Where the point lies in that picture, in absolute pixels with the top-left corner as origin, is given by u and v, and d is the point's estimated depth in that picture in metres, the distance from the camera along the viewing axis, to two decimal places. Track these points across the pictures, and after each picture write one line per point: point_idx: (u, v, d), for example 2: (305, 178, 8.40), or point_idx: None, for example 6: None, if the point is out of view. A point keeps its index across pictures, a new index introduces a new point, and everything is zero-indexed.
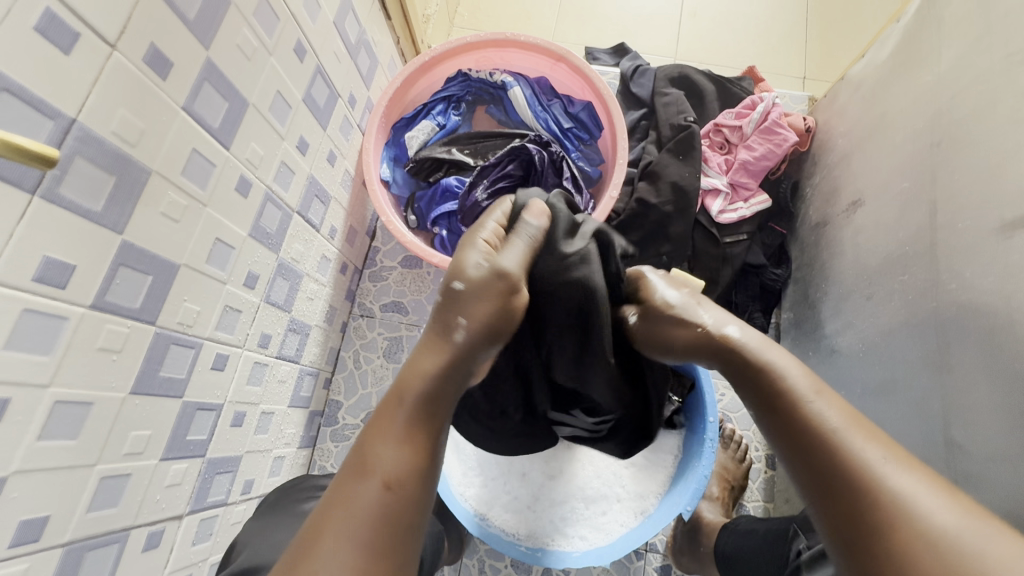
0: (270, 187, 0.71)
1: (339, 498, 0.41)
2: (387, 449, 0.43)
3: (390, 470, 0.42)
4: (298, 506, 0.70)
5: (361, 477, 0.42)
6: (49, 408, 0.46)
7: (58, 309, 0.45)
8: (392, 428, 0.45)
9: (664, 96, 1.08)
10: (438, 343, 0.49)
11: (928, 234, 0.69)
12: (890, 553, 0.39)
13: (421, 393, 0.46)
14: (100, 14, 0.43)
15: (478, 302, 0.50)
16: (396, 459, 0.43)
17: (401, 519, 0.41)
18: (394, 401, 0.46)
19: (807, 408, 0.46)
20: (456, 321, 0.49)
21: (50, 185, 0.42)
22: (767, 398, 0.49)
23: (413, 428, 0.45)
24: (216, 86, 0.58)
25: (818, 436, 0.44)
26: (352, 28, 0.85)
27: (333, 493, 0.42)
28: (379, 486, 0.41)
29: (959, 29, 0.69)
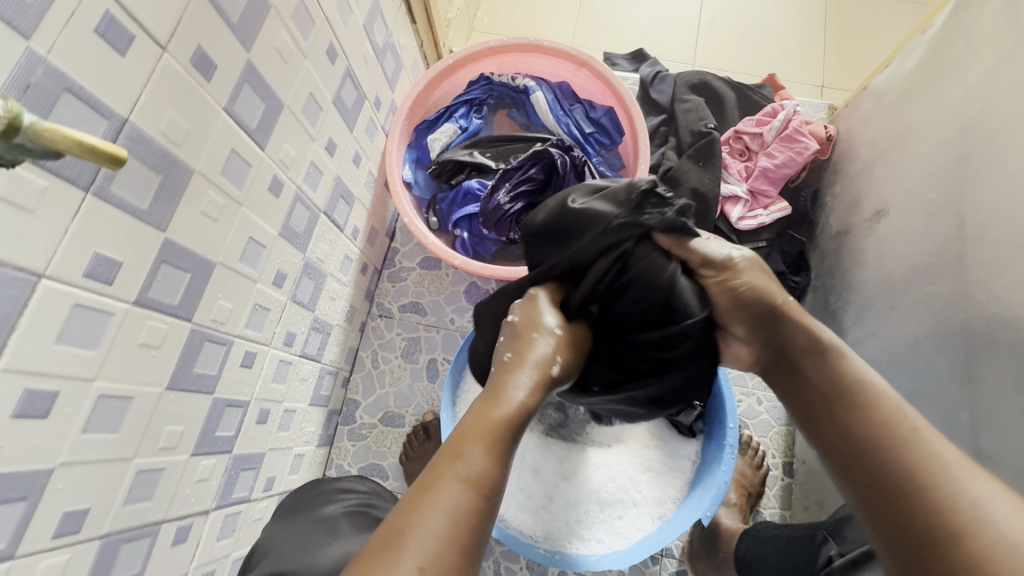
0: (300, 188, 0.72)
1: (425, 495, 0.41)
2: (477, 454, 0.44)
3: (480, 476, 0.43)
4: (319, 510, 0.71)
5: (450, 477, 0.42)
6: (94, 402, 0.47)
7: (105, 304, 0.46)
8: (480, 435, 0.45)
9: (685, 102, 1.09)
10: (525, 368, 0.52)
11: (956, 245, 0.70)
12: (955, 555, 0.40)
13: (511, 410, 0.48)
14: (154, 18, 0.44)
15: (565, 346, 0.57)
16: (484, 467, 0.43)
17: (479, 528, 0.41)
18: (482, 412, 0.48)
19: (889, 410, 0.48)
20: (553, 357, 0.55)
21: (103, 183, 0.43)
22: (838, 393, 0.52)
23: (501, 439, 0.46)
24: (256, 88, 0.59)
25: (896, 436, 0.47)
26: (380, 32, 0.86)
27: (419, 489, 0.41)
28: (466, 488, 0.41)
29: (989, 42, 0.70)
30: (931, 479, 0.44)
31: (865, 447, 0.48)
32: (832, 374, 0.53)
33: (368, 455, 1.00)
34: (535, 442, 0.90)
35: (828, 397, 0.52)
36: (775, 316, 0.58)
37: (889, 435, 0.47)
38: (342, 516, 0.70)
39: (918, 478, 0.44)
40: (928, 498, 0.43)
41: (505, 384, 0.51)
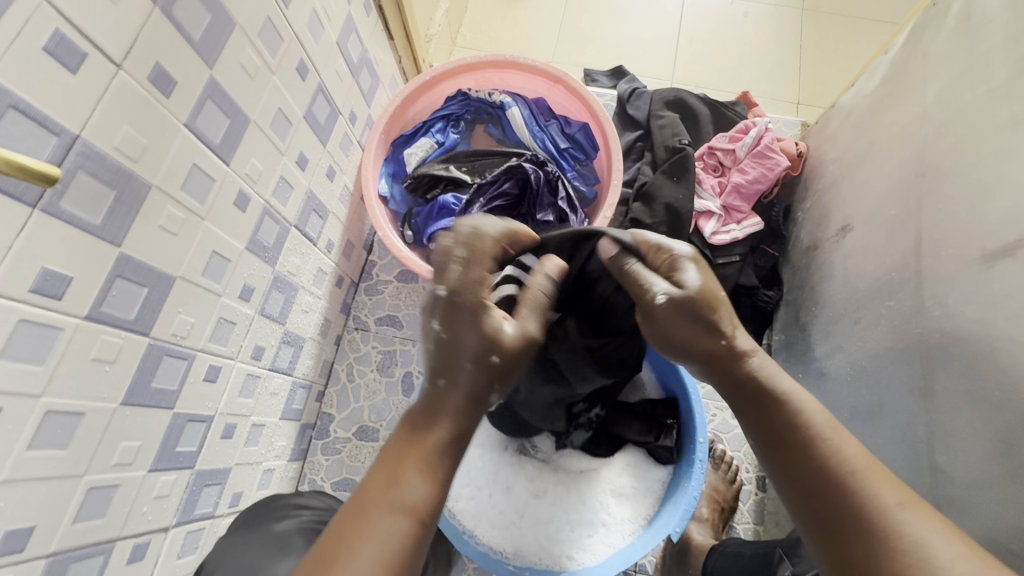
0: (268, 202, 0.72)
1: (357, 527, 0.42)
2: (416, 482, 0.45)
3: (418, 503, 0.44)
4: (271, 526, 0.70)
5: (383, 512, 0.43)
6: (41, 417, 0.46)
7: (53, 319, 0.45)
8: (418, 458, 0.46)
9: (660, 118, 1.10)
10: (456, 393, 0.50)
11: (914, 261, 0.71)
12: None
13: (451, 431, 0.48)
14: (108, 36, 0.44)
15: (507, 370, 0.51)
16: (423, 492, 0.45)
17: (422, 550, 0.43)
18: (418, 436, 0.48)
19: (824, 446, 0.47)
20: (489, 389, 0.50)
21: (51, 200, 0.43)
22: (776, 435, 0.50)
23: (431, 462, 0.46)
24: (219, 103, 0.59)
25: (833, 476, 0.45)
26: (355, 47, 0.87)
27: (352, 520, 0.43)
28: (406, 517, 0.43)
29: (945, 63, 0.72)
30: (875, 534, 0.42)
31: (798, 491, 0.47)
32: (766, 407, 0.51)
33: (342, 469, 0.99)
34: (508, 459, 0.90)
35: (765, 440, 0.50)
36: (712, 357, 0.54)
37: (824, 480, 0.46)
38: (295, 532, 0.69)
39: (859, 527, 0.43)
40: (868, 549, 0.42)
41: (442, 401, 0.50)
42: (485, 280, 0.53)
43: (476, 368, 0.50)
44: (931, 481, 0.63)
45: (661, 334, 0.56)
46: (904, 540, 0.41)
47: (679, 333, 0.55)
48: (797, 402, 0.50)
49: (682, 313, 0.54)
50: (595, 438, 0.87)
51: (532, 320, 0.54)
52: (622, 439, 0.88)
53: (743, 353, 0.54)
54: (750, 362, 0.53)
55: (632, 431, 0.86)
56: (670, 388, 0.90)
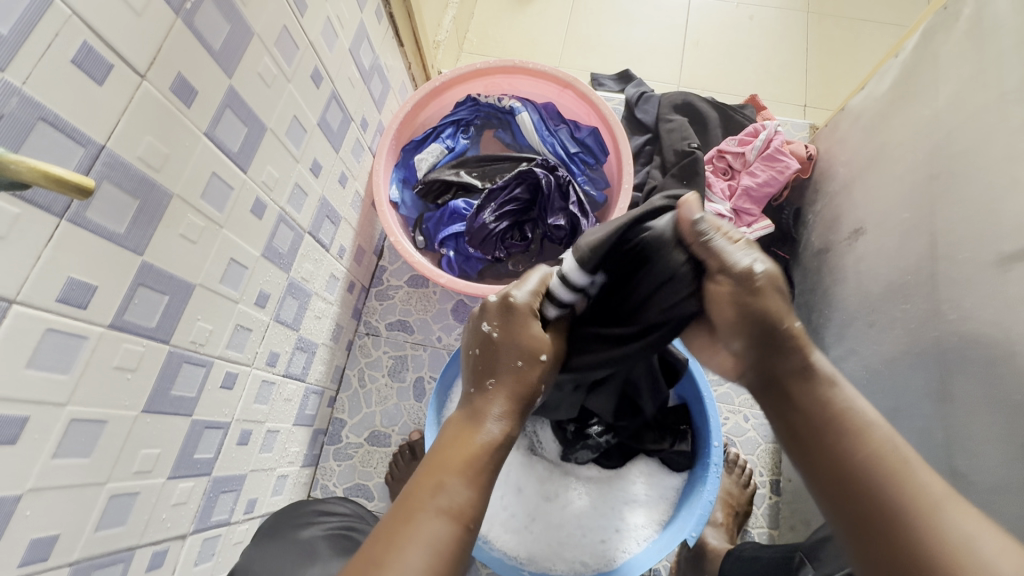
0: (283, 209, 0.73)
1: (404, 528, 0.44)
2: (462, 487, 0.47)
3: (464, 507, 0.46)
4: (298, 532, 0.71)
5: (431, 512, 0.45)
6: (65, 426, 0.46)
7: (78, 328, 0.46)
8: (466, 463, 0.48)
9: (669, 122, 1.10)
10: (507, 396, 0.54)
11: (929, 263, 0.71)
12: None
13: (496, 439, 0.51)
14: (133, 47, 0.45)
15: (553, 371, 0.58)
16: (470, 496, 0.47)
17: (462, 559, 0.45)
18: (468, 443, 0.50)
19: (872, 438, 0.47)
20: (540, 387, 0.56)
21: (78, 210, 0.43)
22: (820, 423, 0.49)
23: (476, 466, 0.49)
24: (237, 112, 0.60)
25: (882, 467, 0.46)
26: (367, 54, 0.88)
27: (397, 523, 0.44)
28: (452, 521, 0.45)
29: (957, 66, 0.72)
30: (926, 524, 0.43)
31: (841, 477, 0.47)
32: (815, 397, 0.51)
33: (354, 475, 0.99)
34: (519, 459, 0.89)
35: (809, 427, 0.50)
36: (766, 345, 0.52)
37: (866, 468, 0.46)
38: (321, 539, 0.70)
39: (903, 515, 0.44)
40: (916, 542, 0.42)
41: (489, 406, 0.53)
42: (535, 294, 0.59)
43: (528, 367, 0.55)
44: (951, 485, 0.63)
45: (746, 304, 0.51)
46: (952, 534, 0.42)
47: (769, 311, 0.51)
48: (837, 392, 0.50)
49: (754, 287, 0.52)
50: (605, 451, 0.88)
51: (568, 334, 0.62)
52: (631, 451, 0.88)
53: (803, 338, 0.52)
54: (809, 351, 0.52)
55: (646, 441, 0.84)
56: (684, 394, 0.89)
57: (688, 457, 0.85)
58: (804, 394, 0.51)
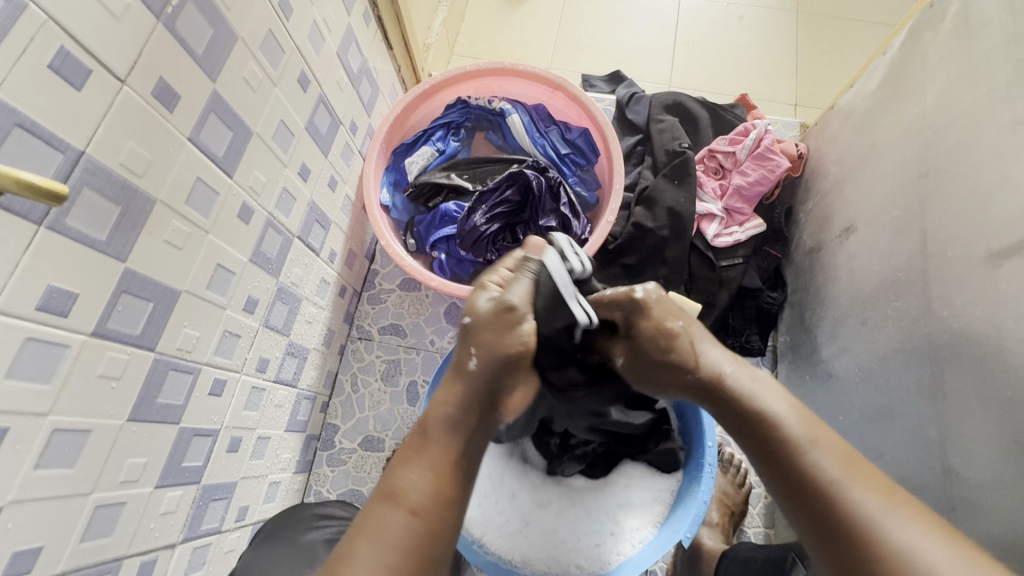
0: (271, 214, 0.72)
1: (366, 520, 0.48)
2: (414, 477, 0.50)
3: (413, 495, 0.49)
4: (303, 536, 0.71)
5: (389, 506, 0.48)
6: (47, 436, 0.46)
7: (59, 337, 0.45)
8: (420, 456, 0.52)
9: (660, 122, 1.10)
10: (452, 378, 0.59)
11: (920, 261, 0.71)
12: None
13: (448, 423, 0.55)
14: (111, 52, 0.44)
15: (483, 331, 0.60)
16: (422, 483, 0.50)
17: (424, 543, 0.47)
18: (419, 439, 0.54)
19: (805, 457, 0.49)
20: (469, 351, 0.59)
21: (57, 217, 0.43)
22: (763, 444, 0.51)
23: (433, 460, 0.52)
24: (222, 117, 0.59)
25: (815, 483, 0.47)
26: (355, 58, 0.87)
27: (362, 518, 0.48)
28: (403, 511, 0.48)
29: (944, 64, 0.72)
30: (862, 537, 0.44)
31: (790, 495, 0.49)
32: (752, 421, 0.53)
33: (348, 480, 0.99)
34: (513, 465, 0.89)
35: (755, 447, 0.52)
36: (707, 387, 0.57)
37: (807, 486, 0.48)
38: (321, 545, 0.70)
39: (841, 532, 0.45)
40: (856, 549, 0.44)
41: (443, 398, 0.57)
42: (501, 275, 0.67)
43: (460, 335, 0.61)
44: (945, 482, 0.63)
45: (645, 373, 0.64)
46: (888, 542, 0.43)
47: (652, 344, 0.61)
48: (785, 406, 0.52)
49: (642, 348, 0.63)
50: (591, 461, 0.88)
51: (518, 295, 0.63)
52: (616, 458, 0.88)
53: (713, 376, 0.57)
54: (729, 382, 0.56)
55: (628, 445, 0.86)
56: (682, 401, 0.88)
57: (675, 462, 0.86)
58: (749, 415, 0.53)
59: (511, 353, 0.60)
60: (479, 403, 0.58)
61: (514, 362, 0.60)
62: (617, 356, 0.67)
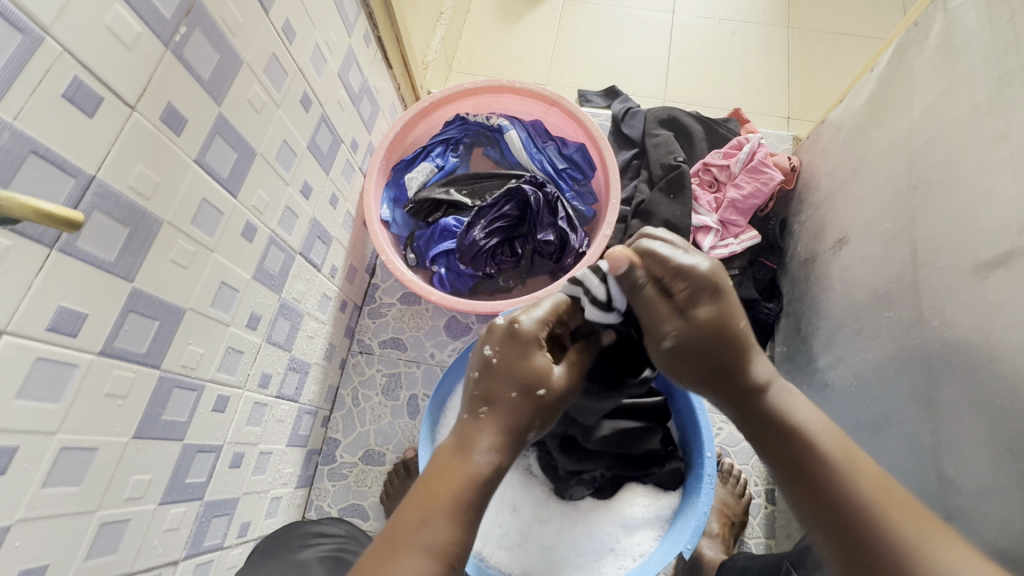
0: (274, 232, 0.74)
1: (386, 567, 0.44)
2: (439, 522, 0.47)
3: (441, 541, 0.46)
4: (293, 554, 0.72)
5: (412, 552, 0.45)
6: (56, 455, 0.47)
7: (69, 356, 0.46)
8: (442, 498, 0.48)
9: (654, 137, 1.12)
10: (492, 429, 0.52)
11: (911, 272, 0.72)
12: None
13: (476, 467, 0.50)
14: (122, 80, 0.46)
15: (550, 410, 0.55)
16: (448, 534, 0.46)
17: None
18: (445, 481, 0.49)
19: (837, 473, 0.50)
20: (529, 427, 0.54)
21: (68, 239, 0.44)
22: (799, 462, 0.52)
23: (458, 507, 0.48)
24: (228, 138, 0.61)
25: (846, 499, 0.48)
26: (356, 77, 0.89)
27: (378, 566, 0.44)
28: (432, 560, 0.45)
29: (929, 80, 0.74)
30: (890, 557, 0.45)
31: (820, 513, 0.49)
32: (785, 434, 0.53)
33: (349, 495, 0.99)
34: (517, 478, 0.89)
35: (787, 465, 0.52)
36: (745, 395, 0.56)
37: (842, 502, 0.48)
38: (315, 561, 0.71)
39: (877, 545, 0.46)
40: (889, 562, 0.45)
41: (473, 442, 0.51)
42: (547, 323, 0.59)
43: (527, 405, 0.54)
44: (939, 491, 0.63)
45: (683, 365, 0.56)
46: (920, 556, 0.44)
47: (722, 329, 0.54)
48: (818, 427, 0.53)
49: (699, 336, 0.54)
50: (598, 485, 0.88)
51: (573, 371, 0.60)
52: (621, 479, 0.89)
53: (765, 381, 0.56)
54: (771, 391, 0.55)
55: (633, 469, 0.86)
56: (682, 419, 0.89)
57: (677, 479, 0.86)
58: (782, 433, 0.53)
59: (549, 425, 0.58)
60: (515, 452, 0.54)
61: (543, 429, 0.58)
62: (664, 336, 0.56)
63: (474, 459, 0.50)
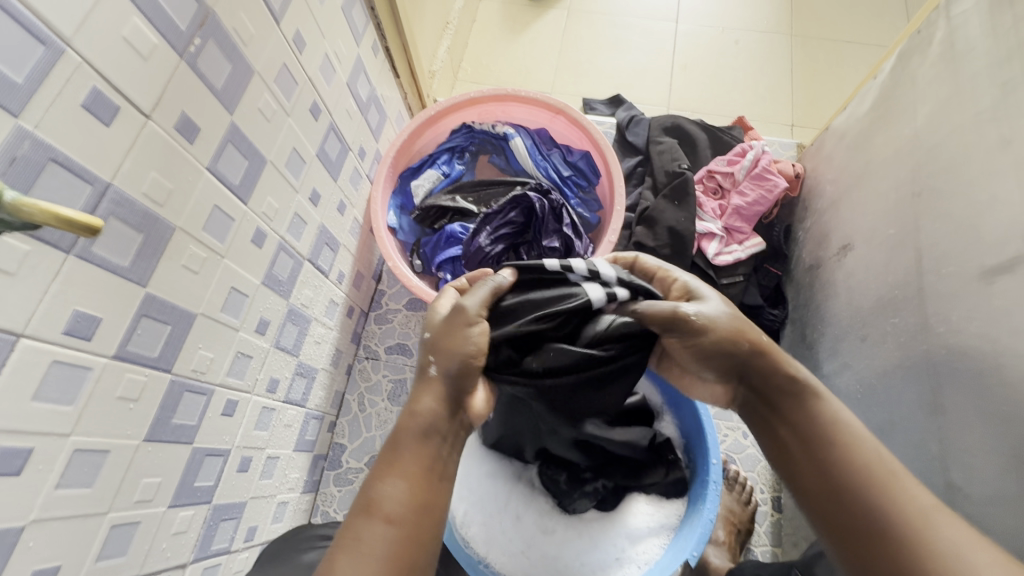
0: (283, 238, 0.74)
1: (350, 541, 0.47)
2: (392, 486, 0.50)
3: (391, 506, 0.49)
4: (298, 557, 0.72)
5: (370, 515, 0.48)
6: (69, 456, 0.47)
7: (83, 360, 0.47)
8: (395, 465, 0.51)
9: (659, 144, 1.13)
10: (422, 389, 0.54)
11: (916, 278, 0.72)
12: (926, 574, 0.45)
13: (417, 429, 0.52)
14: (137, 90, 0.47)
15: (438, 340, 0.56)
16: (401, 493, 0.49)
17: (407, 546, 0.48)
18: (392, 444, 0.52)
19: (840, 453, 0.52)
20: (428, 359, 0.56)
21: (85, 245, 0.45)
22: (799, 438, 0.54)
23: (411, 469, 0.51)
24: (239, 146, 0.62)
25: (843, 479, 0.51)
26: (364, 86, 0.91)
27: (344, 532, 0.48)
28: (383, 520, 0.48)
29: (931, 88, 0.75)
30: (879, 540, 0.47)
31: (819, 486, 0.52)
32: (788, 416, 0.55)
33: (354, 501, 0.99)
34: (522, 485, 0.89)
35: (787, 446, 0.55)
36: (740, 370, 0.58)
37: (840, 481, 0.51)
38: (318, 563, 0.70)
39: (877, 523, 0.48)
40: (884, 535, 0.47)
41: (412, 402, 0.54)
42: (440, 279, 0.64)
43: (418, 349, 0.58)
44: (946, 498, 0.63)
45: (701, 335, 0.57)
46: (930, 539, 0.46)
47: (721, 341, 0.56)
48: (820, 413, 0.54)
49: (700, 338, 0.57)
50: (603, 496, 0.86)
51: (474, 301, 0.59)
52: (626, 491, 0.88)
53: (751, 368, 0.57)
54: (776, 368, 0.56)
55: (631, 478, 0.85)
56: (687, 426, 0.89)
57: (680, 487, 0.86)
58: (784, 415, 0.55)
59: (467, 352, 0.55)
60: (458, 396, 0.55)
61: (470, 362, 0.55)
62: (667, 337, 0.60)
63: (414, 419, 0.53)
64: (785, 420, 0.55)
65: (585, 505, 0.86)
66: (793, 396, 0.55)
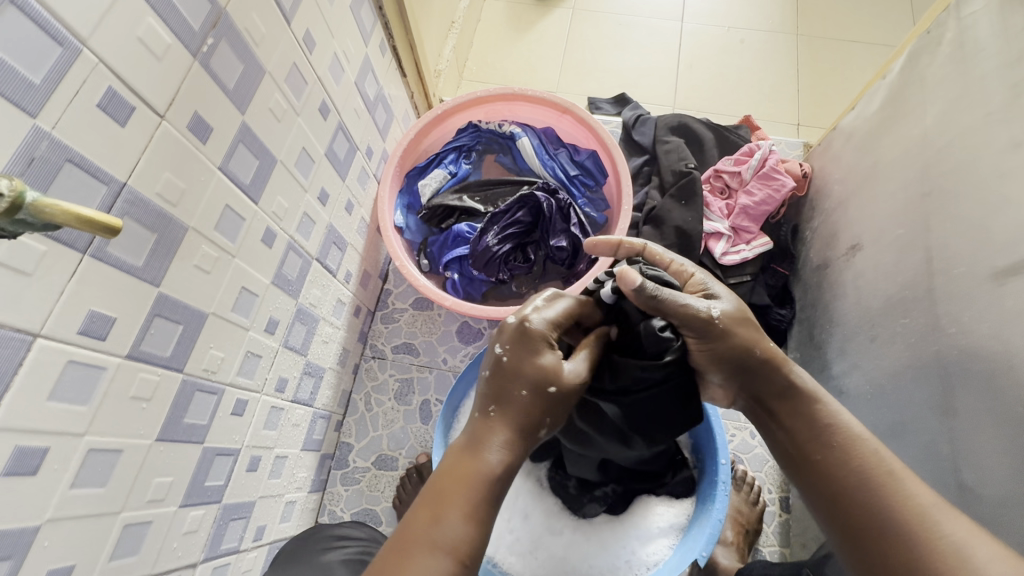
0: (292, 237, 0.74)
1: (403, 568, 0.44)
2: (456, 521, 0.46)
3: (455, 542, 0.45)
4: (318, 556, 0.73)
5: (431, 548, 0.45)
6: (83, 456, 0.47)
7: (97, 360, 0.47)
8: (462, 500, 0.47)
9: (665, 144, 1.13)
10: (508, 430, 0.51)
11: (926, 278, 0.72)
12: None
13: (489, 467, 0.49)
14: (151, 90, 0.47)
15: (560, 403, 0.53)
16: (466, 532, 0.46)
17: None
18: (462, 477, 0.48)
19: (849, 454, 0.51)
20: (543, 418, 0.52)
21: (100, 245, 0.45)
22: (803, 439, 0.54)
23: (476, 504, 0.47)
24: (250, 146, 0.62)
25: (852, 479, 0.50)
26: (371, 85, 0.91)
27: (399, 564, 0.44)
28: (448, 557, 0.45)
29: (941, 88, 0.74)
30: (884, 541, 0.48)
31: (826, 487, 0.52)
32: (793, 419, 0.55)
33: (361, 500, 0.99)
34: (530, 485, 0.89)
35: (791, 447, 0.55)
36: (748, 373, 0.57)
37: (847, 481, 0.50)
38: (339, 564, 0.71)
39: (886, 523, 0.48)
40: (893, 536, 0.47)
41: (490, 439, 0.50)
42: (549, 319, 0.56)
43: (535, 397, 0.51)
44: (957, 499, 0.63)
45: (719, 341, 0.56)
46: (940, 539, 0.46)
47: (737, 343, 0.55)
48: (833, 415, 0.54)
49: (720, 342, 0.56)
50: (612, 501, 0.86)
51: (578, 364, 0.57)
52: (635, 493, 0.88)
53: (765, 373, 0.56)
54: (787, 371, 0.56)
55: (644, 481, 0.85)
56: (695, 427, 0.89)
57: (690, 486, 0.86)
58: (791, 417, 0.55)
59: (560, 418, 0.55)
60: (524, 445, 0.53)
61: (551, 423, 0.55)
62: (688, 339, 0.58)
63: (492, 457, 0.49)
64: (783, 425, 0.55)
65: (595, 509, 0.86)
66: (803, 399, 0.55)
